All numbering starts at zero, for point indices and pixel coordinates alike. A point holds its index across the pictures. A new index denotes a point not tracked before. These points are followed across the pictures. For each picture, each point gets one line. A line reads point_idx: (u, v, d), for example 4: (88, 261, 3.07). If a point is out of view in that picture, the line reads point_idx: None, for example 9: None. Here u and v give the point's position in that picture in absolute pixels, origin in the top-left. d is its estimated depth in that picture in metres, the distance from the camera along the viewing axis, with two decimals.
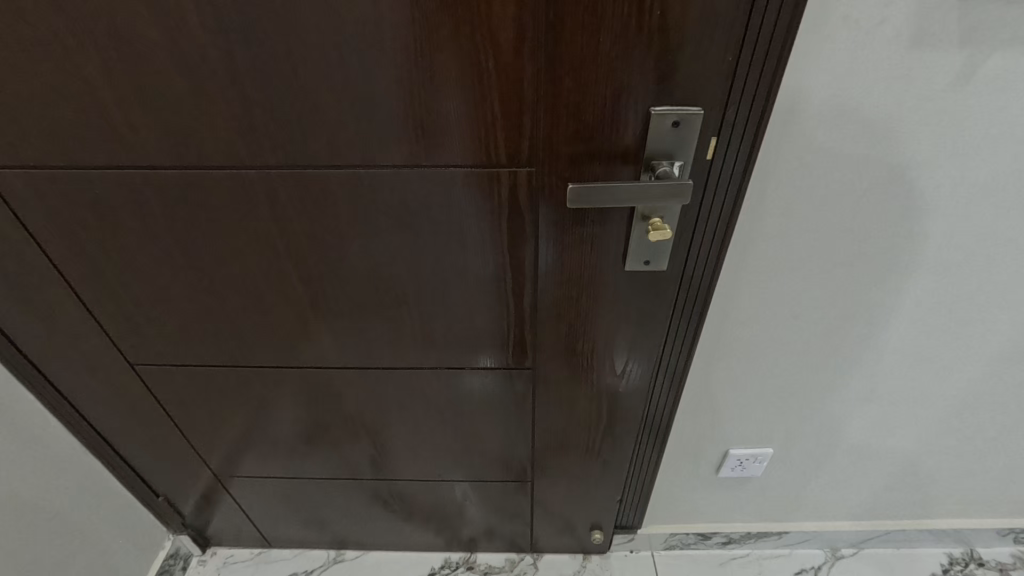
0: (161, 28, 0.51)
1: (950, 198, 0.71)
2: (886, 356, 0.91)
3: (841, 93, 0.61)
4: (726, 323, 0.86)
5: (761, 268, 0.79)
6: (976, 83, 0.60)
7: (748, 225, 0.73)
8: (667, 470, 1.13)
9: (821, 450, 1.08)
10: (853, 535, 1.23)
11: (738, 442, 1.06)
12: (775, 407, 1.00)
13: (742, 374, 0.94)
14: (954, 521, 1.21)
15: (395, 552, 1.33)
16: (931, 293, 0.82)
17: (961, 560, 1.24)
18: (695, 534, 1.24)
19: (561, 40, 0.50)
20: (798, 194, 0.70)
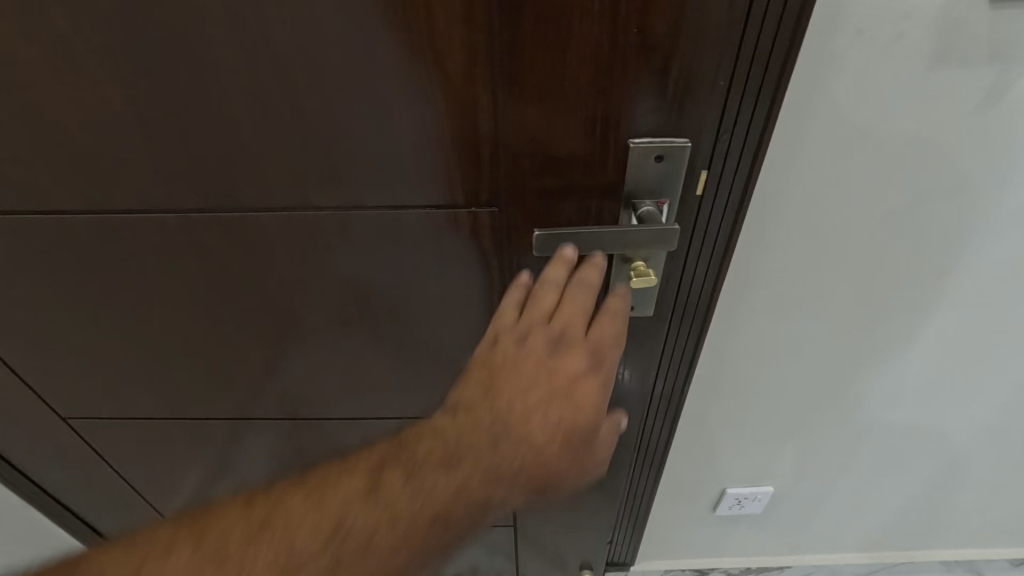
0: (48, 57, 0.43)
1: (966, 228, 0.64)
2: (896, 389, 0.85)
3: (853, 115, 0.53)
4: (723, 360, 0.79)
5: (759, 305, 0.72)
6: (1005, 105, 0.53)
7: (747, 259, 0.66)
8: (662, 508, 1.06)
9: (824, 484, 1.01)
10: (859, 568, 1.17)
11: (737, 478, 0.99)
12: (776, 443, 0.93)
13: (740, 411, 0.87)
14: (965, 551, 1.15)
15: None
16: (947, 326, 0.76)
17: None
18: (692, 570, 1.17)
19: (520, 66, 0.42)
20: (798, 228, 0.63)
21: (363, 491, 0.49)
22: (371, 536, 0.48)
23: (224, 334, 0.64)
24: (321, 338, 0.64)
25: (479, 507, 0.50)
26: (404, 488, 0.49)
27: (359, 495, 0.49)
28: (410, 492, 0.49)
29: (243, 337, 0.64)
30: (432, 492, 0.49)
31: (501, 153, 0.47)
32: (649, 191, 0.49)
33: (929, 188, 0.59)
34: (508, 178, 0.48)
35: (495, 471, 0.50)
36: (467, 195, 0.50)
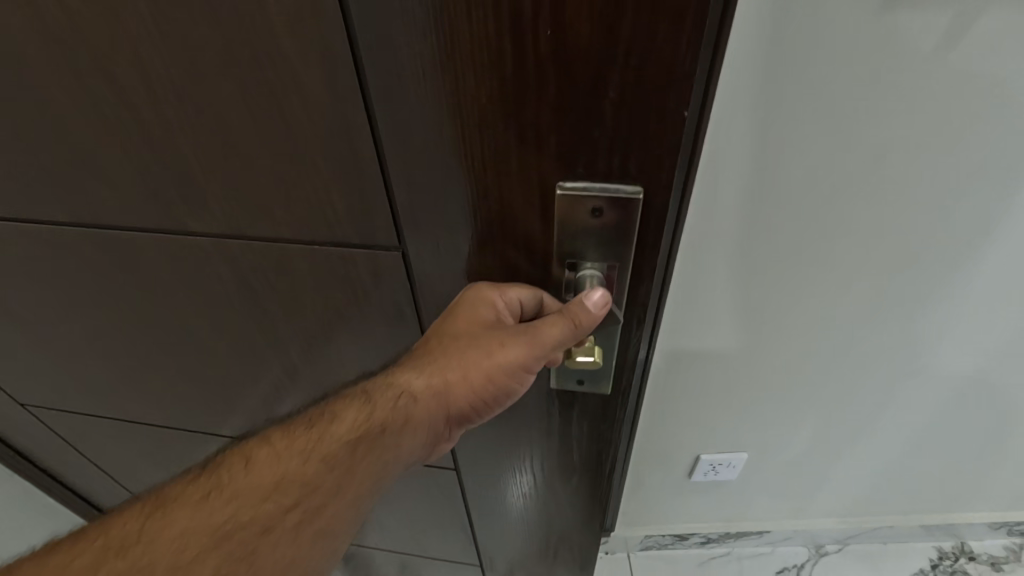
0: None
1: (941, 199, 0.57)
2: (870, 365, 0.79)
3: (797, 68, 0.46)
4: (683, 340, 0.74)
5: (716, 283, 0.66)
6: (964, 53, 0.46)
7: (698, 235, 0.60)
8: (637, 478, 1.04)
9: (799, 457, 0.98)
10: (838, 533, 1.16)
11: (710, 445, 0.95)
12: (748, 415, 0.89)
13: (706, 390, 0.83)
14: (948, 518, 1.13)
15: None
16: (927, 302, 0.69)
17: (951, 554, 1.18)
18: (671, 535, 1.17)
19: (408, 72, 0.33)
20: (756, 200, 0.56)
21: (139, 527, 0.42)
22: (196, 558, 0.42)
23: (154, 330, 0.61)
24: (251, 346, 0.60)
25: (389, 409, 0.47)
26: (240, 471, 0.46)
27: (153, 509, 0.43)
28: (254, 461, 0.46)
29: (175, 334, 0.61)
30: (301, 431, 0.47)
31: (400, 180, 0.39)
32: (590, 247, 0.40)
33: (907, 145, 0.52)
34: (418, 213, 0.41)
35: (394, 389, 0.47)
36: (376, 222, 0.43)
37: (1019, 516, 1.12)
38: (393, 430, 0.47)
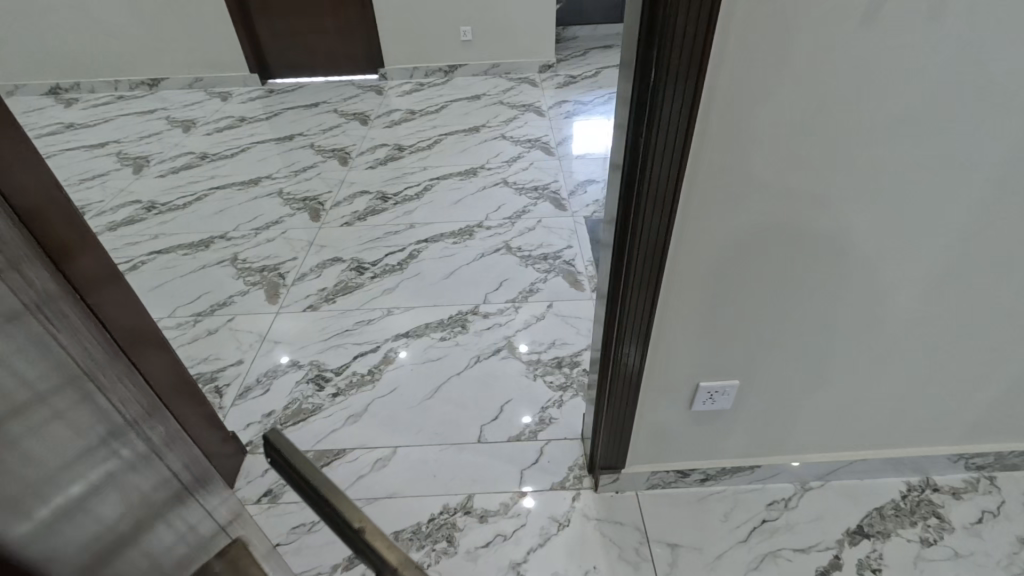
0: None
1: (869, 132, 0.80)
2: (833, 283, 0.99)
3: (770, 34, 0.70)
4: (686, 260, 0.93)
5: (711, 204, 0.86)
6: (880, 23, 0.70)
7: (700, 164, 0.81)
8: (647, 411, 1.19)
9: (780, 382, 1.15)
10: (819, 467, 1.32)
11: (706, 373, 1.11)
12: (738, 337, 1.06)
13: (702, 312, 1.01)
14: (911, 451, 1.30)
15: (392, 515, 1.33)
16: (875, 222, 0.91)
17: (917, 487, 1.34)
18: (674, 471, 1.31)
19: None
20: (737, 124, 0.77)
21: None
22: None
23: None
24: None
25: None
26: None
27: None
28: None
29: None
30: None
31: None
32: None
33: (846, 90, 0.75)
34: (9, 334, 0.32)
35: None
36: None
37: (971, 448, 1.30)
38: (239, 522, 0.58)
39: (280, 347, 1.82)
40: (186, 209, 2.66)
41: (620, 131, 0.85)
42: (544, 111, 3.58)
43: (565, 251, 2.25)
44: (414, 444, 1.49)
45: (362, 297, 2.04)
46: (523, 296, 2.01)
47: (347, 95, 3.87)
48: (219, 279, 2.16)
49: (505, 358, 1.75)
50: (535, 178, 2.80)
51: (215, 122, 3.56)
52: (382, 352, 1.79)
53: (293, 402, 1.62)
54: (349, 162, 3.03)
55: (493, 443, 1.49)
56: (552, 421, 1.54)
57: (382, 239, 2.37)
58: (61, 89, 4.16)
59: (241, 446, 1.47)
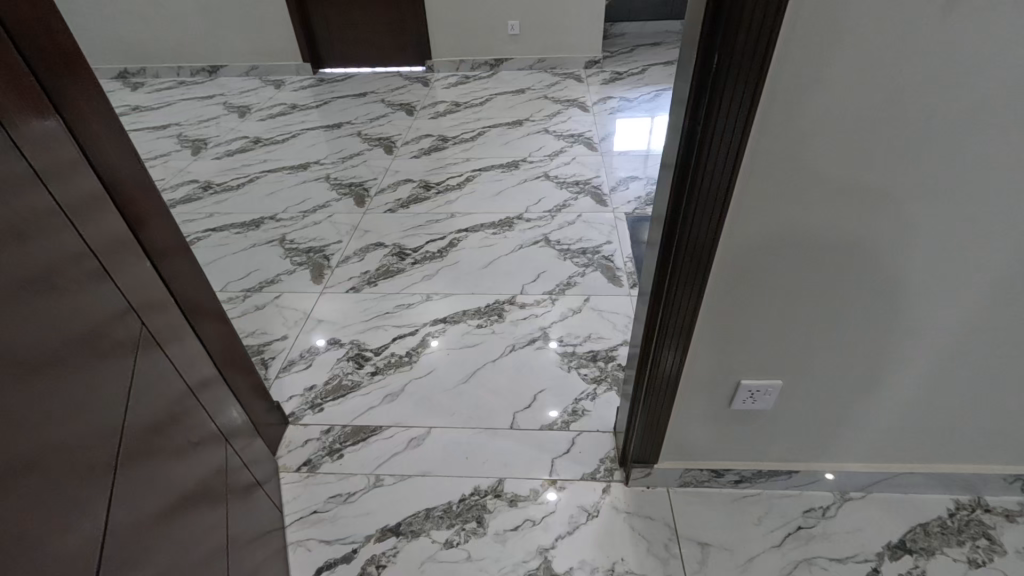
0: None
1: (938, 129, 0.77)
2: (887, 286, 0.96)
3: (840, 29, 0.68)
4: (735, 256, 0.92)
5: (764, 200, 0.85)
6: (958, 12, 0.67)
7: (754, 161, 0.80)
8: (684, 408, 1.17)
9: (823, 386, 1.12)
10: (861, 478, 1.28)
11: (750, 372, 1.09)
12: (785, 337, 1.04)
13: (747, 310, 1.00)
14: (961, 467, 1.25)
15: (424, 492, 1.36)
16: (938, 223, 0.88)
17: (968, 506, 1.28)
18: (708, 471, 1.29)
19: None
20: (796, 121, 0.76)
21: None
22: None
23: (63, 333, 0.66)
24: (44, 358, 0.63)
25: None
26: None
27: None
28: None
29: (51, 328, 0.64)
30: None
31: None
32: None
33: (916, 85, 0.73)
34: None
35: None
36: None
37: None
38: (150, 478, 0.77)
39: (323, 325, 1.89)
40: (239, 189, 2.77)
41: (675, 124, 0.84)
42: (588, 106, 3.56)
43: (604, 246, 2.24)
44: (448, 426, 1.52)
45: (402, 281, 2.08)
46: (561, 289, 2.01)
47: (394, 86, 3.94)
48: (269, 258, 2.25)
49: (540, 349, 1.76)
50: (577, 173, 2.79)
51: (268, 108, 3.70)
52: (420, 336, 1.83)
53: (334, 378, 1.68)
54: (394, 150, 3.09)
55: (525, 431, 1.50)
56: (584, 413, 1.54)
57: (423, 226, 2.41)
58: (129, 74, 4.39)
59: (283, 416, 1.54)
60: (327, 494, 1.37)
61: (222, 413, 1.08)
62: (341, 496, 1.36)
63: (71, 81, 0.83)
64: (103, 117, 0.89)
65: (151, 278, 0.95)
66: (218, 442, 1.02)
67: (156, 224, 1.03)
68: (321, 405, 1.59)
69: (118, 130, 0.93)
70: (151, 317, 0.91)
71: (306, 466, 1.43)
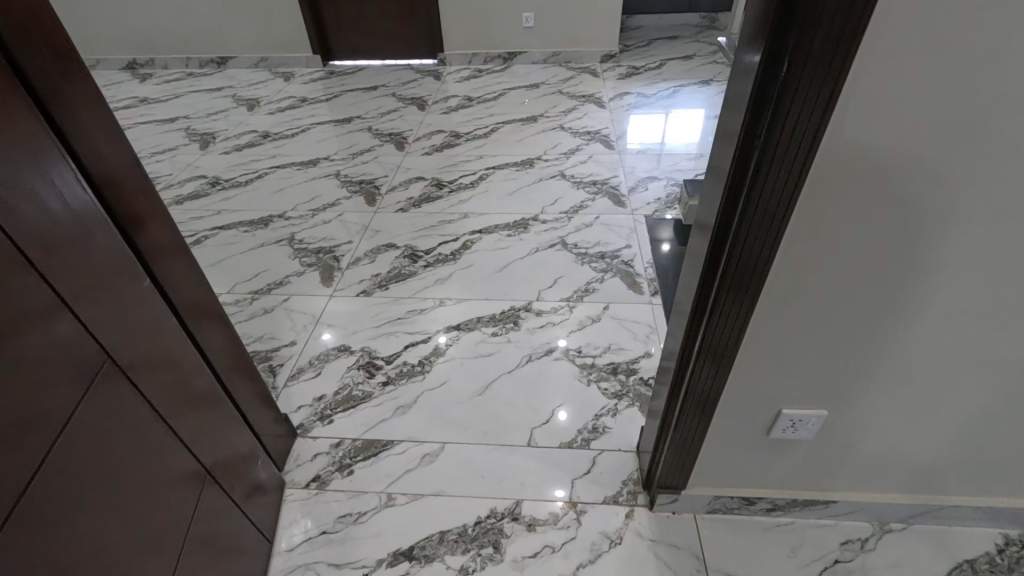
0: None
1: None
2: (950, 314, 0.87)
3: (930, 35, 0.59)
4: (784, 281, 0.83)
5: (820, 222, 0.76)
6: None
7: (814, 182, 0.71)
8: (719, 434, 1.10)
9: (872, 415, 1.04)
10: (903, 509, 1.21)
11: (792, 400, 1.01)
12: (831, 364, 0.96)
13: (791, 336, 0.91)
14: (1013, 502, 1.17)
15: (438, 514, 1.30)
16: (1015, 249, 0.78)
17: (1017, 541, 1.20)
18: (739, 498, 1.22)
19: None
20: (865, 137, 0.67)
21: None
22: None
23: None
24: None
25: None
26: None
27: None
28: None
29: None
30: None
31: None
32: None
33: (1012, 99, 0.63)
34: None
35: None
36: None
37: None
38: (76, 526, 0.71)
39: (334, 331, 1.82)
40: (247, 186, 2.70)
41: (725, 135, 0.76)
42: (605, 102, 3.46)
43: (624, 250, 2.16)
44: (462, 442, 1.45)
45: (415, 285, 2.02)
46: (579, 296, 1.94)
47: (406, 79, 3.86)
48: (277, 258, 2.19)
49: (558, 360, 1.69)
50: (594, 173, 2.70)
51: (278, 102, 3.63)
52: (433, 344, 1.76)
53: (344, 388, 1.62)
54: (405, 146, 3.01)
55: (543, 448, 1.43)
56: (605, 431, 1.47)
57: (435, 227, 2.34)
58: (138, 65, 4.33)
59: (292, 428, 1.48)
60: (337, 513, 1.31)
61: (203, 439, 1.03)
62: (351, 516, 1.30)
63: (66, 83, 0.76)
64: (98, 120, 0.82)
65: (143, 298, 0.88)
66: (190, 471, 0.97)
67: (159, 230, 0.97)
68: (331, 416, 1.54)
69: (116, 132, 0.86)
70: (130, 343, 0.85)
71: (315, 483, 1.38)
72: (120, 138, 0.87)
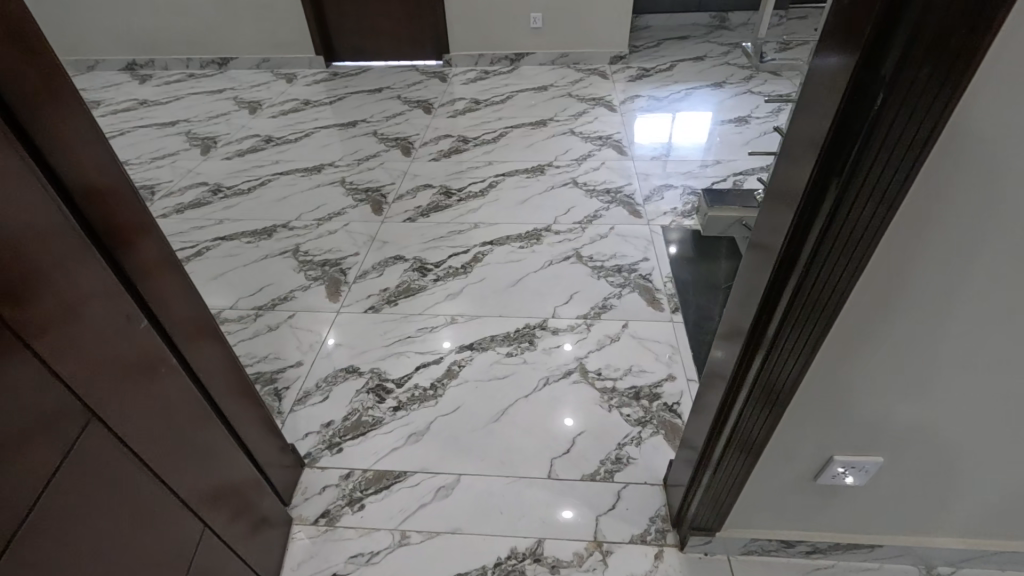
0: None
1: None
2: None
3: None
4: (851, 335, 0.73)
5: (901, 276, 0.65)
6: None
7: (898, 231, 0.61)
8: (761, 478, 1.02)
9: (933, 464, 0.95)
10: (954, 554, 1.13)
11: (845, 449, 0.92)
12: (894, 419, 0.86)
13: (852, 390, 0.81)
14: None
15: (455, 553, 1.22)
16: None
17: None
18: (777, 541, 1.15)
19: None
20: (966, 183, 0.57)
21: None
22: None
23: None
24: None
25: None
26: None
27: None
28: None
29: None
30: None
31: None
32: None
33: None
34: None
35: None
36: None
37: None
38: None
39: (341, 350, 1.74)
40: (250, 194, 2.62)
41: (790, 168, 0.67)
42: (615, 105, 3.38)
43: (641, 263, 2.07)
44: (478, 473, 1.38)
45: (424, 300, 1.94)
46: (596, 313, 1.86)
47: (410, 81, 3.78)
48: (282, 271, 2.11)
49: (577, 383, 1.61)
50: (607, 180, 2.62)
51: (280, 105, 3.54)
52: (445, 364, 1.68)
53: (353, 414, 1.54)
54: (412, 152, 2.93)
55: (565, 481, 1.36)
56: (629, 462, 1.39)
57: (445, 238, 2.26)
58: (137, 66, 4.25)
59: (298, 459, 1.40)
60: (348, 553, 1.24)
61: (194, 481, 0.95)
62: (364, 556, 1.23)
63: (31, 80, 0.66)
64: (87, 141, 0.75)
65: (126, 333, 0.80)
66: (176, 521, 0.90)
67: (149, 246, 0.88)
68: (339, 444, 1.46)
69: (95, 136, 0.76)
70: (107, 384, 0.76)
71: (324, 519, 1.30)
72: (109, 161, 0.80)
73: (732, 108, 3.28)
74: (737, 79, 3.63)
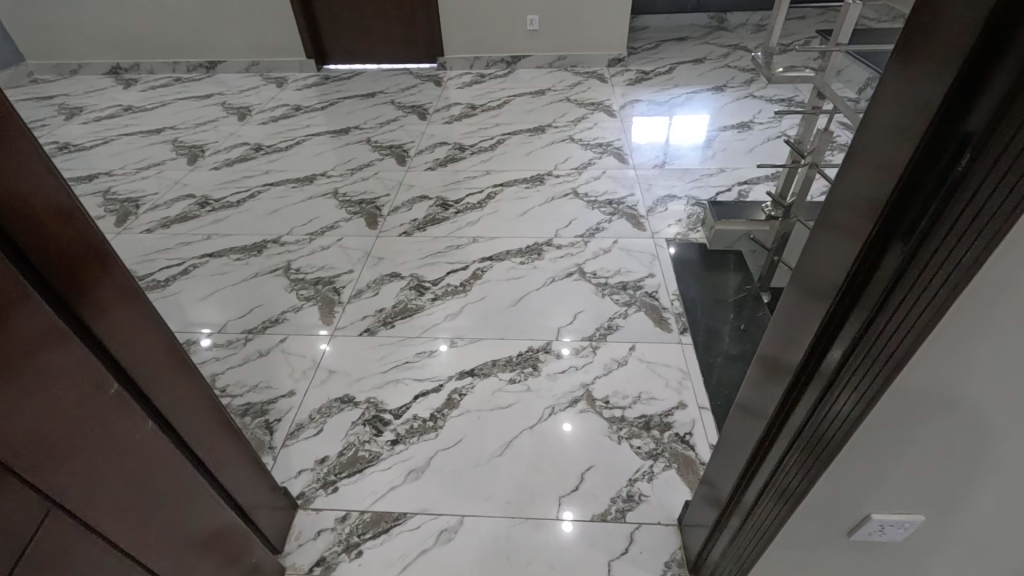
0: None
1: None
2: None
3: None
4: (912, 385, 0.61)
5: (982, 320, 0.53)
6: None
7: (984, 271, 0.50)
8: (786, 533, 0.91)
9: (985, 525, 0.83)
10: None
11: (885, 506, 0.80)
12: (947, 475, 0.73)
13: (903, 444, 0.69)
14: None
15: None
16: None
17: None
18: None
19: None
20: None
21: None
22: None
23: None
24: None
25: None
26: None
27: None
28: None
29: None
30: None
31: None
32: None
33: None
34: None
35: None
36: None
37: None
38: None
39: (336, 377, 1.66)
40: (240, 206, 2.53)
41: (848, 204, 0.58)
42: (615, 110, 3.30)
43: (647, 279, 2.00)
44: (482, 514, 1.30)
45: (422, 322, 1.85)
46: (601, 334, 1.78)
47: (404, 85, 3.68)
48: (272, 291, 2.02)
49: (584, 412, 1.53)
50: (610, 190, 2.54)
51: (270, 110, 3.44)
52: (445, 393, 1.60)
53: (349, 448, 1.46)
54: (407, 160, 2.84)
55: (575, 522, 1.28)
56: (642, 499, 1.32)
57: (442, 254, 2.17)
58: (123, 70, 4.13)
59: (291, 500, 1.32)
60: None
61: (168, 548, 0.86)
62: None
63: None
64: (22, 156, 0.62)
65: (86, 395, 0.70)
66: None
67: (109, 275, 0.75)
68: (335, 483, 1.38)
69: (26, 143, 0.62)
70: (51, 453, 0.65)
71: (318, 567, 1.22)
72: (55, 185, 0.67)
73: (734, 113, 3.21)
74: (738, 83, 3.56)
